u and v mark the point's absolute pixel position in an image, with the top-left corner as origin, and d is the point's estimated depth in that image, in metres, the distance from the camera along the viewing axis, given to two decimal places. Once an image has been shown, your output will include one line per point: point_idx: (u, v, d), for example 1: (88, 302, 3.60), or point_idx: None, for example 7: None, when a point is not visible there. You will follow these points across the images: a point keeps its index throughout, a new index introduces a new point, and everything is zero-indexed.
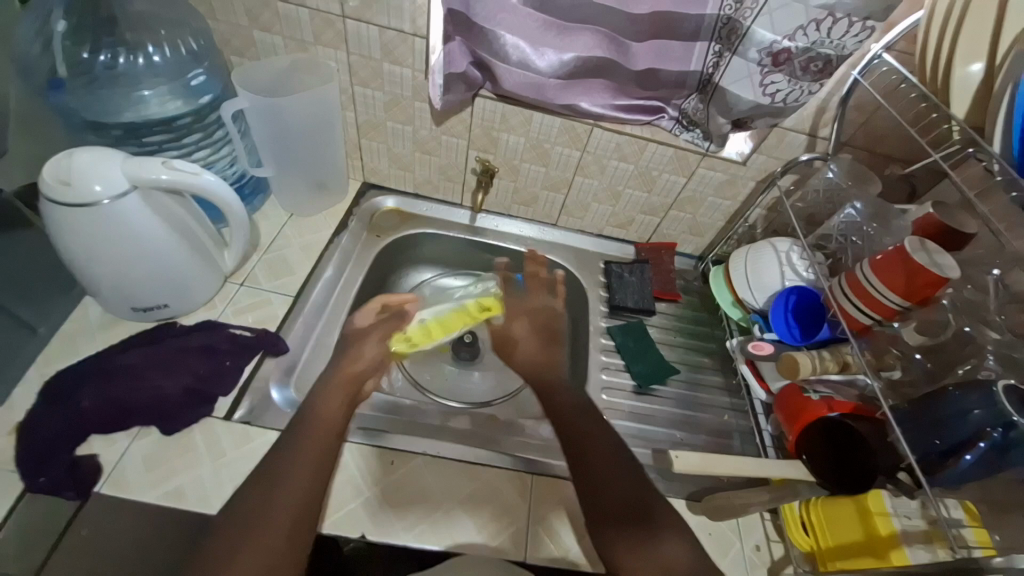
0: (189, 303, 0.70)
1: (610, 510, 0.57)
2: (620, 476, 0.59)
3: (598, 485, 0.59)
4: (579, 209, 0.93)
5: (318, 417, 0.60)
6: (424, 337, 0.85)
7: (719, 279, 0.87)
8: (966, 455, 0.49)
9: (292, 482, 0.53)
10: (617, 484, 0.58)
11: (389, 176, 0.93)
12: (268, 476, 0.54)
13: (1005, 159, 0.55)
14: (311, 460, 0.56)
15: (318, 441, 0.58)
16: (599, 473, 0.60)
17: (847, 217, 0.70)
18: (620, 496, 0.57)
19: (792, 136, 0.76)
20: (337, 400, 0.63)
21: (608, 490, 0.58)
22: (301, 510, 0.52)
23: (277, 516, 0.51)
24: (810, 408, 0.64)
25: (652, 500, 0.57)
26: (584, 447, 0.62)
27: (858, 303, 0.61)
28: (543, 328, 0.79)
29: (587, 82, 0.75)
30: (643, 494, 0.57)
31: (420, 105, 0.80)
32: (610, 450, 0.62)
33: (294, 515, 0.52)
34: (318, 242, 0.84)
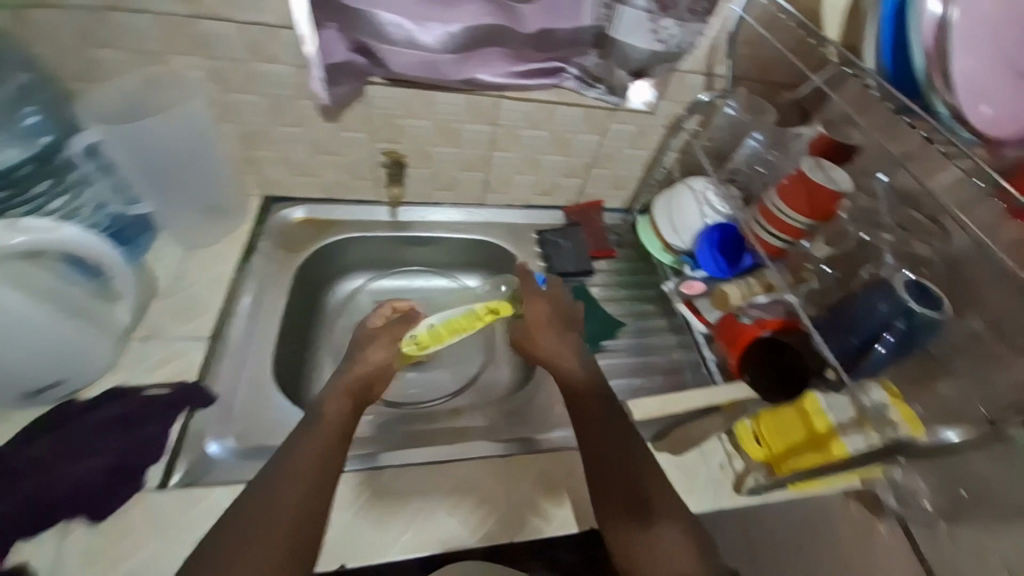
0: (87, 374, 0.62)
1: (610, 497, 0.53)
2: (628, 457, 0.55)
3: (603, 457, 0.56)
4: (502, 183, 0.91)
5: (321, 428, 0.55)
6: (434, 340, 0.73)
7: (646, 228, 0.89)
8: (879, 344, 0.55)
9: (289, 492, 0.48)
10: (621, 470, 0.54)
11: (293, 185, 0.85)
12: (264, 494, 0.48)
13: (880, 74, 0.58)
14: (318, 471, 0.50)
15: (324, 451, 0.52)
16: (606, 454, 0.56)
17: (751, 148, 0.76)
18: (620, 478, 0.54)
19: (691, 78, 0.77)
20: (340, 403, 0.59)
21: (609, 474, 0.55)
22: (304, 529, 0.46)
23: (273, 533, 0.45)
24: (745, 332, 0.68)
25: (658, 489, 0.53)
26: (591, 419, 0.60)
27: (769, 229, 0.65)
28: (558, 313, 0.73)
29: (483, 52, 0.71)
30: (647, 480, 0.54)
31: (308, 104, 0.73)
32: (617, 430, 0.58)
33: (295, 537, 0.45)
34: (229, 273, 0.77)
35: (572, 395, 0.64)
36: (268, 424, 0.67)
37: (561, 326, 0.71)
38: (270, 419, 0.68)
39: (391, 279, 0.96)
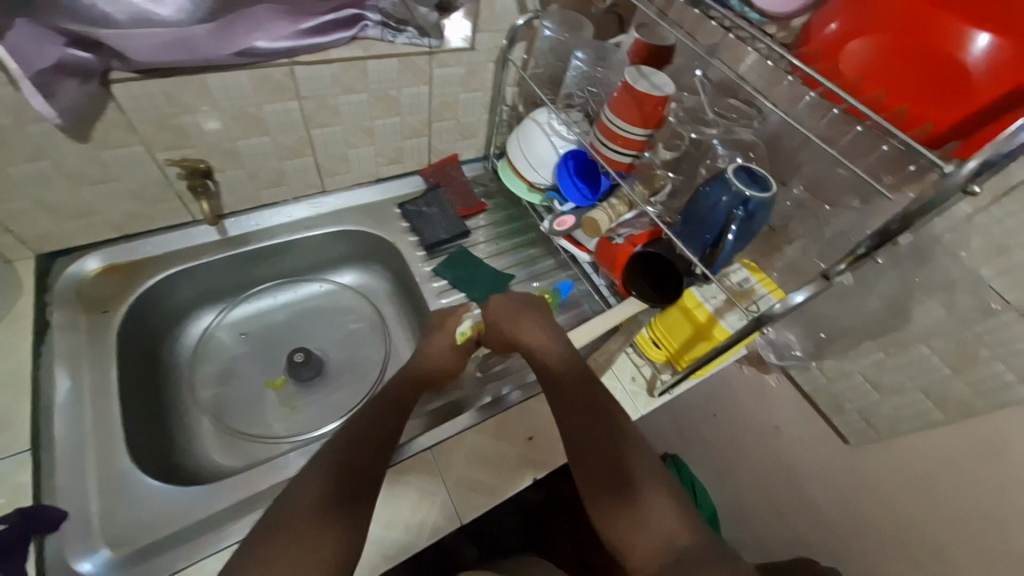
0: None
1: (592, 482, 0.53)
2: (610, 431, 0.55)
3: (582, 444, 0.55)
4: (340, 163, 0.81)
5: (379, 406, 0.60)
6: None
7: (508, 172, 0.85)
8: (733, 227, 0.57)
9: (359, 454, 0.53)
10: (601, 447, 0.54)
11: (70, 232, 0.67)
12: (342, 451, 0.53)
13: None
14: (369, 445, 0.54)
15: (384, 422, 0.58)
16: (585, 433, 0.56)
17: (577, 70, 0.73)
18: (602, 450, 0.54)
19: (501, 1, 0.70)
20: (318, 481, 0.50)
21: (588, 453, 0.54)
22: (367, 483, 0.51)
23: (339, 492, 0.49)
24: (619, 252, 0.69)
25: (637, 456, 0.54)
26: (569, 403, 0.58)
27: (616, 147, 0.63)
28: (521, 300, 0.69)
29: (251, 13, 0.59)
30: (627, 448, 0.54)
31: (35, 127, 0.55)
32: (595, 410, 0.57)
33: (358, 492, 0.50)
34: (19, 366, 0.60)
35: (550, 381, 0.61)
36: (150, 516, 0.57)
37: (524, 315, 0.67)
38: (151, 508, 0.58)
39: (249, 304, 0.85)
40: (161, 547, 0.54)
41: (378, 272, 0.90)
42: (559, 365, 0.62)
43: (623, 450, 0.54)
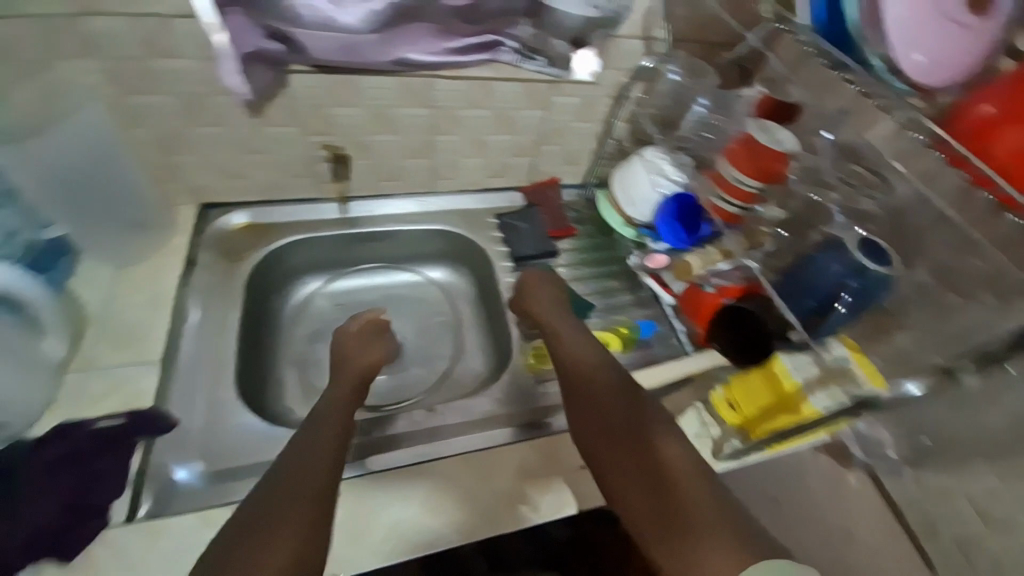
0: (23, 414, 0.58)
1: (638, 512, 0.48)
2: (631, 435, 0.52)
3: (625, 467, 0.51)
4: (451, 168, 0.88)
5: (328, 407, 0.57)
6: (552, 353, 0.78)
7: (605, 203, 0.88)
8: (839, 300, 0.56)
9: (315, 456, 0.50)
10: (626, 447, 0.52)
11: (225, 190, 0.80)
12: (293, 457, 0.50)
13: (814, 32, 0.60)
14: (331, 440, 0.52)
15: (334, 422, 0.55)
16: (609, 437, 0.53)
17: (697, 114, 0.75)
18: (629, 455, 0.51)
19: (630, 43, 0.74)
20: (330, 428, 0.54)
21: (615, 453, 0.52)
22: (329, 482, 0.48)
23: (304, 495, 0.46)
24: (708, 300, 0.70)
25: (665, 452, 0.50)
26: (586, 400, 0.57)
27: (725, 196, 0.67)
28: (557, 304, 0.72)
29: (407, 28, 0.67)
30: (653, 445, 0.51)
31: (223, 100, 0.67)
32: (618, 406, 0.55)
33: (321, 490, 0.47)
34: (166, 291, 0.72)
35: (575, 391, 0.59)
36: (235, 446, 0.65)
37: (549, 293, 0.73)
38: (237, 439, 0.65)
39: (344, 281, 0.92)
40: (241, 475, 0.62)
41: (466, 276, 0.95)
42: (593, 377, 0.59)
43: (646, 441, 0.51)
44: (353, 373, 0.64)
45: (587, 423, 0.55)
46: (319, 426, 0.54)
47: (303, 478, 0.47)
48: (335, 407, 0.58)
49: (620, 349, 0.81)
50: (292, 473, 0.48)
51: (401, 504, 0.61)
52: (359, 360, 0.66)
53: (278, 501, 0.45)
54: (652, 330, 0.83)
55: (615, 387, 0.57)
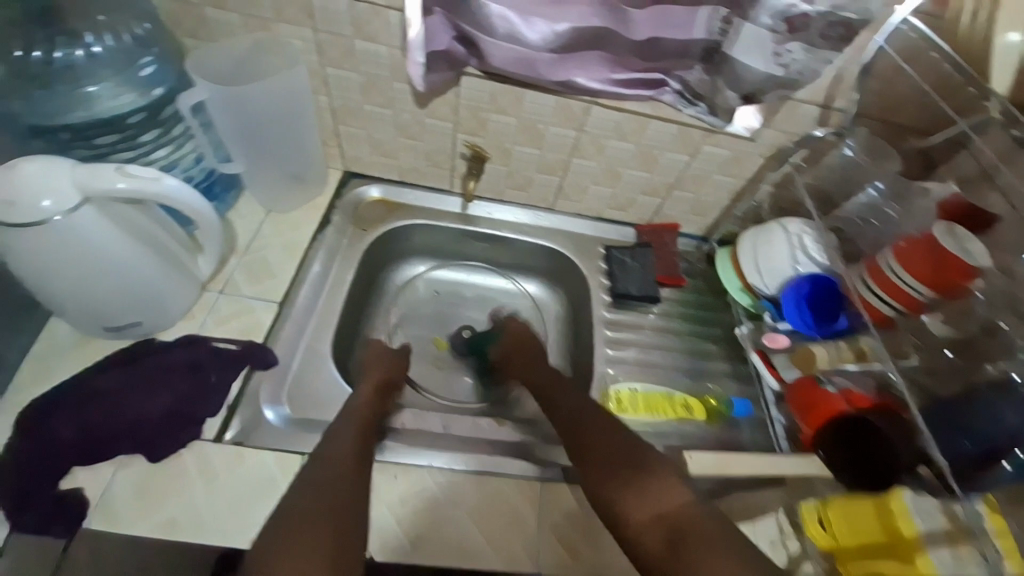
0: (165, 317, 0.65)
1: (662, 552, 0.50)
2: (612, 467, 0.58)
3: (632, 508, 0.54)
4: (577, 191, 0.88)
5: (353, 410, 0.62)
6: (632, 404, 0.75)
7: (726, 264, 0.83)
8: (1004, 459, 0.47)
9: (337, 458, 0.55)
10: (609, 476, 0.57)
11: (372, 163, 0.86)
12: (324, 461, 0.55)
13: None
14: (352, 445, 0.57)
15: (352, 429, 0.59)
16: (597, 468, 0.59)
17: (868, 198, 0.68)
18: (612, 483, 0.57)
19: (805, 108, 0.70)
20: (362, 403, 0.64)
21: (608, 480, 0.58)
22: (346, 483, 0.52)
23: (334, 492, 0.51)
24: (825, 404, 0.63)
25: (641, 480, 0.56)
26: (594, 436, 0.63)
27: (882, 296, 0.58)
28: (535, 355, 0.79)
29: (583, 54, 0.67)
30: (628, 474, 0.57)
31: (399, 87, 0.73)
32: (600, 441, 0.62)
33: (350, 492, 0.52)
34: (301, 240, 0.79)
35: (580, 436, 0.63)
36: (320, 395, 0.69)
37: (530, 349, 0.80)
38: (323, 391, 0.69)
39: (451, 271, 0.95)
40: (319, 426, 0.65)
41: (560, 299, 0.95)
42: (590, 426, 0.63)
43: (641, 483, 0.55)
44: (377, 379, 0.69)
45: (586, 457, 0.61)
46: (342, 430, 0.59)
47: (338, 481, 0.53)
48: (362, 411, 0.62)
49: (702, 419, 0.76)
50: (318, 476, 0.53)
51: (453, 508, 0.61)
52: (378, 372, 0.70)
53: (312, 495, 0.50)
54: (747, 410, 0.76)
55: (591, 425, 0.64)
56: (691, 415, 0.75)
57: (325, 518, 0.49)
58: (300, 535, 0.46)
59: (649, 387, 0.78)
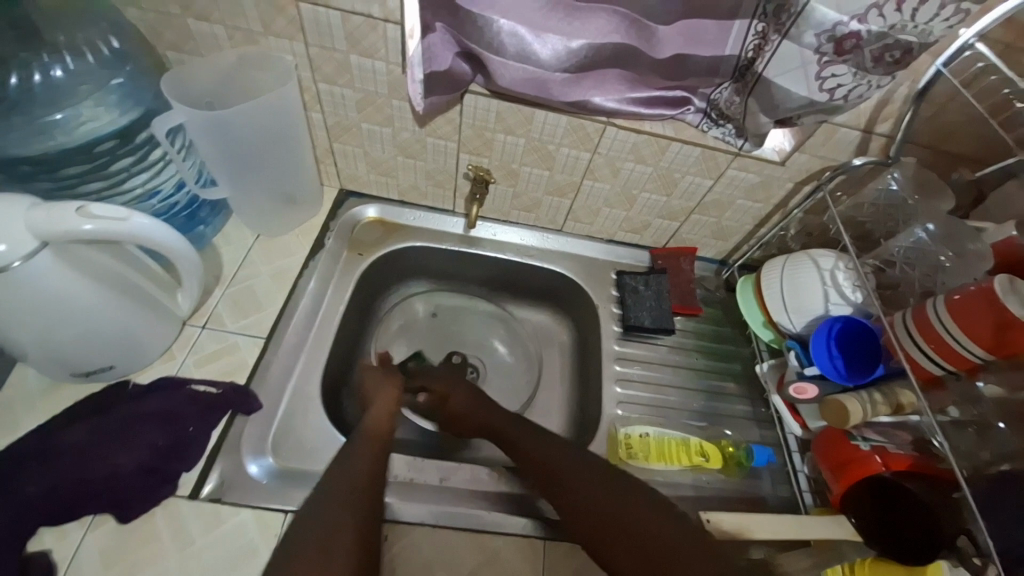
0: (141, 359, 0.60)
1: None
2: (614, 500, 0.52)
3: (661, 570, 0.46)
4: (588, 214, 0.82)
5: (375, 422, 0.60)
6: (643, 452, 0.69)
7: (748, 295, 0.77)
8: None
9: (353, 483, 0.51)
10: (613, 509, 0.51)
11: (369, 181, 0.80)
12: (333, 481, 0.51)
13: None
14: (370, 466, 0.54)
15: (369, 452, 0.56)
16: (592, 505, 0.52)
17: (914, 241, 0.59)
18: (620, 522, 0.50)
19: (843, 133, 0.64)
20: (381, 417, 0.62)
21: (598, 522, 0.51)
22: (361, 505, 0.49)
23: (348, 517, 0.48)
24: (860, 461, 0.57)
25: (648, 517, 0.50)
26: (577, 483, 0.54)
27: (929, 352, 0.52)
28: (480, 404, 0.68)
29: (602, 72, 0.61)
30: (636, 512, 0.51)
31: (398, 104, 0.67)
32: (594, 473, 0.55)
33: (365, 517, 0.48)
34: (292, 268, 0.73)
35: (555, 478, 0.56)
36: (308, 442, 0.64)
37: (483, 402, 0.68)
38: (311, 436, 0.64)
39: (450, 294, 0.90)
40: (305, 478, 0.60)
41: (568, 327, 0.89)
42: (583, 471, 0.56)
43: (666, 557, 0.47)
44: (386, 408, 0.64)
45: (570, 492, 0.54)
46: (358, 449, 0.56)
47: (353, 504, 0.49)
48: (377, 431, 0.59)
49: (719, 469, 0.70)
50: (332, 496, 0.49)
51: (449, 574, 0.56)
52: (391, 392, 0.66)
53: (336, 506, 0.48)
54: (768, 460, 0.71)
55: (580, 461, 0.57)
56: (706, 463, 0.70)
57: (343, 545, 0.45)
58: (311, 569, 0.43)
59: (662, 433, 0.71)
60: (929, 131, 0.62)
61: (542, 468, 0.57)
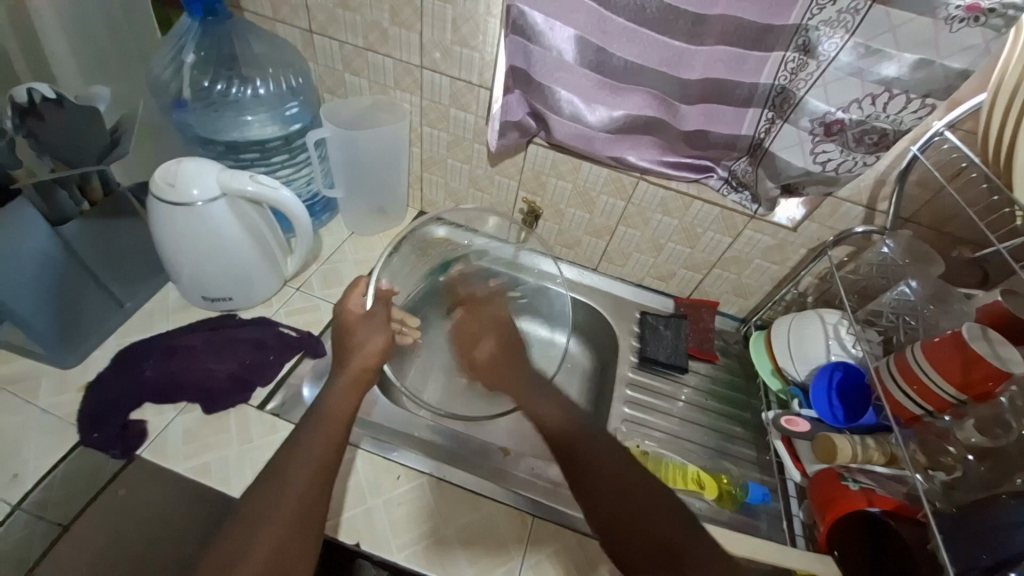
0: (249, 300, 0.79)
1: (632, 544, 0.50)
2: (629, 487, 0.54)
3: (625, 520, 0.51)
4: (620, 256, 0.94)
5: (346, 391, 0.64)
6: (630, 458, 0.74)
7: (759, 345, 0.84)
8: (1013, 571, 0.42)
9: (303, 463, 0.55)
10: (619, 490, 0.53)
11: (444, 208, 1.00)
12: (283, 469, 0.54)
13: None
14: (318, 451, 0.56)
15: (330, 425, 0.59)
16: (619, 506, 0.53)
17: (899, 294, 0.68)
18: (650, 528, 0.51)
19: (847, 207, 0.75)
20: (351, 395, 0.64)
21: (625, 521, 0.51)
22: (328, 459, 0.56)
23: (288, 500, 0.52)
24: (846, 500, 0.59)
25: (695, 549, 0.50)
26: (588, 470, 0.56)
27: (909, 391, 0.56)
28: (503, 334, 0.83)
29: (636, 138, 0.77)
30: (676, 533, 0.51)
31: (479, 147, 0.87)
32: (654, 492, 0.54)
33: (301, 513, 0.51)
34: (371, 260, 0.92)
35: (566, 446, 0.59)
36: None
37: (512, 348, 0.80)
38: None
39: None
40: None
41: (592, 355, 0.96)
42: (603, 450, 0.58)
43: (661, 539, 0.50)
44: (363, 360, 0.69)
45: (594, 483, 0.55)
46: (307, 437, 0.57)
47: (288, 505, 0.51)
48: (328, 425, 0.59)
49: (713, 499, 0.71)
50: (280, 482, 0.53)
51: (444, 521, 0.64)
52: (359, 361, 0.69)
53: (290, 464, 0.55)
54: (763, 499, 0.72)
55: (605, 447, 0.58)
56: (703, 492, 0.71)
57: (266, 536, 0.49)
58: (234, 555, 0.47)
59: (660, 455, 0.75)
60: (926, 212, 0.71)
61: (568, 447, 0.59)
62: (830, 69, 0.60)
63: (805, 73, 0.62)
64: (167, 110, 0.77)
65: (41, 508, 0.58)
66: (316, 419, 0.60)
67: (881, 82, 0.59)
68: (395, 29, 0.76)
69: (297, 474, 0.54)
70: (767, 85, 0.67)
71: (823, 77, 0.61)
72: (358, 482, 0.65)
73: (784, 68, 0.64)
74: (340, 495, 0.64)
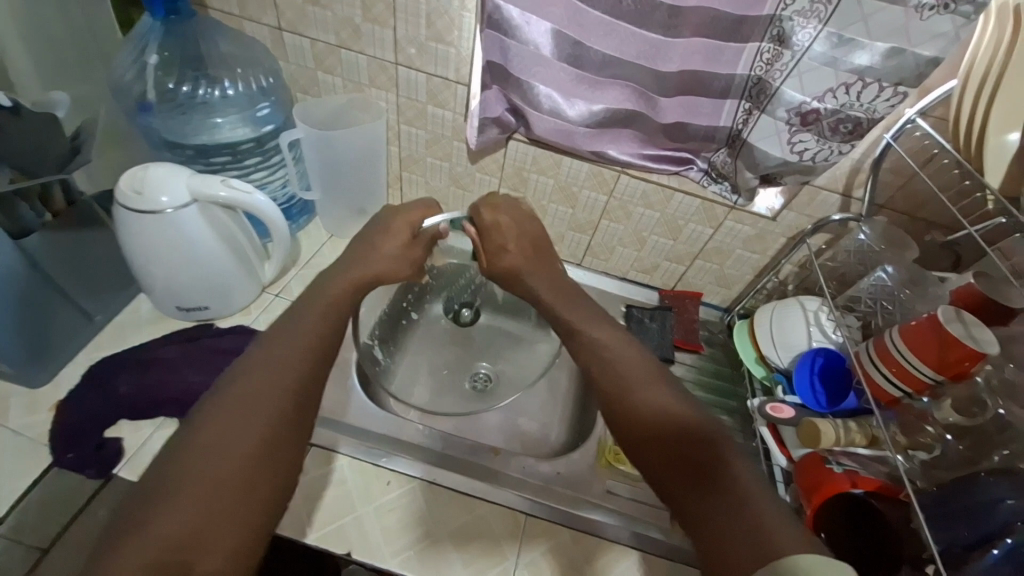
0: (226, 308, 0.77)
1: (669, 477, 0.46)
2: (655, 430, 0.50)
3: (661, 457, 0.48)
4: (604, 251, 0.94)
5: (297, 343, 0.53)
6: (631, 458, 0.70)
7: (743, 333, 0.85)
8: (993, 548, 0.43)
9: (244, 429, 0.44)
10: (650, 432, 0.50)
11: (425, 207, 0.99)
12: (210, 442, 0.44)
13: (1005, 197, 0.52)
14: (260, 413, 0.46)
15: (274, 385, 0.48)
16: (651, 444, 0.49)
17: (876, 280, 0.69)
18: (674, 451, 0.47)
19: (824, 195, 0.76)
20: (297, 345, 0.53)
21: (661, 459, 0.48)
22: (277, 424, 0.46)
23: (215, 472, 0.41)
24: (831, 481, 0.59)
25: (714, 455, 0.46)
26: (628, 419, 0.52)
27: (888, 374, 0.58)
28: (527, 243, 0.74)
29: (615, 131, 0.77)
30: (690, 445, 0.47)
31: (458, 144, 0.86)
32: (665, 410, 0.51)
33: (234, 488, 0.41)
34: None
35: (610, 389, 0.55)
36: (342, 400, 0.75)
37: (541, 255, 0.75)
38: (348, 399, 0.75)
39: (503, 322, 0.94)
40: (331, 424, 0.69)
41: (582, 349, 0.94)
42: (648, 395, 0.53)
43: (687, 456, 0.47)
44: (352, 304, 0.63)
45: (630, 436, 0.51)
46: (248, 405, 0.46)
47: (236, 499, 0.41)
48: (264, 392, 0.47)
49: None
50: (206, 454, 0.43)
51: (438, 524, 0.63)
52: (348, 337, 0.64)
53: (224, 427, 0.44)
54: None
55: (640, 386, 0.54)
56: None
57: (222, 536, 0.39)
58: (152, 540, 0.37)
59: None
60: (901, 198, 0.73)
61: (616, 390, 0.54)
62: (804, 59, 0.61)
63: (779, 64, 0.63)
64: (130, 115, 0.74)
65: (17, 533, 0.56)
66: (254, 381, 0.48)
67: (854, 71, 0.60)
68: (368, 25, 0.74)
69: (237, 453, 0.43)
70: (744, 76, 0.67)
71: (797, 67, 0.62)
72: (348, 490, 0.64)
73: (759, 59, 0.65)
74: (331, 505, 0.63)
